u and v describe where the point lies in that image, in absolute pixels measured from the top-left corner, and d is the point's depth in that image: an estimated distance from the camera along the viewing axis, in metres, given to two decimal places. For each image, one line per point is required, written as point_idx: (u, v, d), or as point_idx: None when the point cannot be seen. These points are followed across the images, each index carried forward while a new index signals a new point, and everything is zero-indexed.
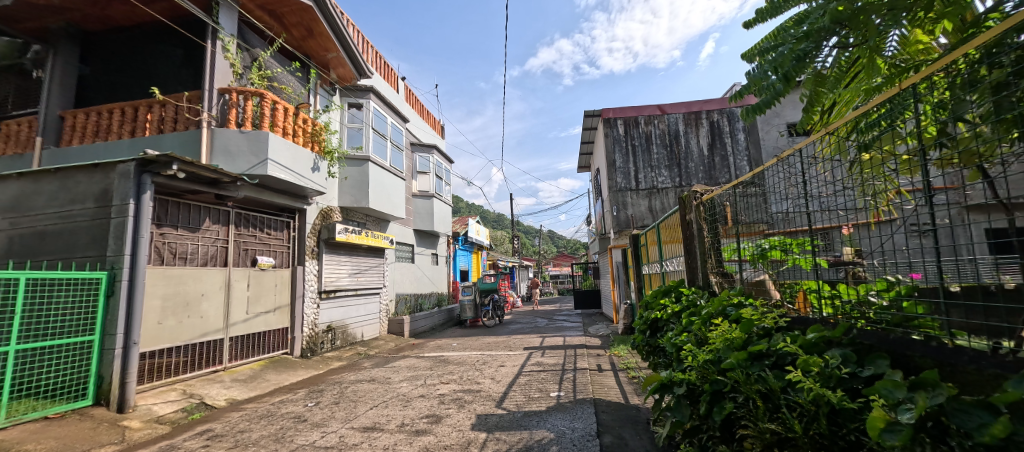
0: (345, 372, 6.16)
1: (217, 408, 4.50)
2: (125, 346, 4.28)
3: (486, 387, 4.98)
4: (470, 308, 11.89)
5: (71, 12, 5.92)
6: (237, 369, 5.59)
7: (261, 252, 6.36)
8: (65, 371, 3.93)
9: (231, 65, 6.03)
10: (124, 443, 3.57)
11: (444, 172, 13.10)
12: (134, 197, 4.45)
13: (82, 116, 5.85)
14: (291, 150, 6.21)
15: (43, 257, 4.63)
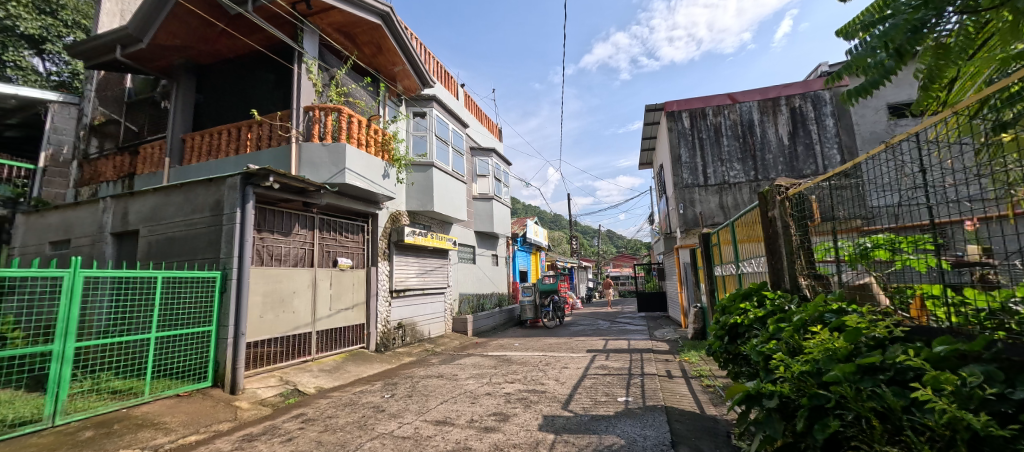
0: (415, 367, 6.52)
1: (307, 395, 5.01)
2: (235, 336, 4.93)
3: (551, 388, 4.97)
4: (531, 308, 11.97)
5: (188, 50, 7.06)
6: (323, 360, 6.16)
7: (341, 253, 6.95)
8: (190, 357, 4.63)
9: (313, 85, 6.63)
10: (236, 421, 4.11)
11: (503, 174, 13.31)
12: (240, 206, 5.11)
13: (199, 138, 6.84)
14: (365, 159, 6.72)
15: (173, 258, 5.49)
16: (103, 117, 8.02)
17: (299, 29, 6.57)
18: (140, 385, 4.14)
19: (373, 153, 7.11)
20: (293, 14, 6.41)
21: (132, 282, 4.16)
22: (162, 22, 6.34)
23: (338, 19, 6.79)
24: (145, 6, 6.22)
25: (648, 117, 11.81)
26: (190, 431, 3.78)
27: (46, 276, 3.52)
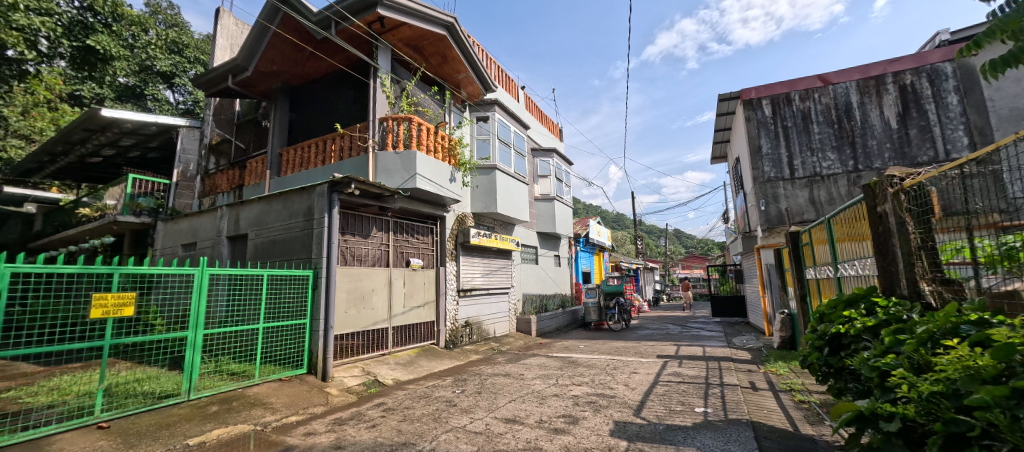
0: (482, 365, 6.71)
1: (386, 386, 5.40)
2: (325, 329, 5.45)
3: (621, 393, 4.80)
4: (594, 310, 11.79)
5: (283, 74, 7.99)
6: (398, 354, 6.59)
7: (413, 254, 7.36)
8: (290, 346, 5.21)
9: (386, 97, 7.14)
10: (328, 405, 4.56)
11: (564, 174, 13.19)
12: (328, 212, 5.66)
13: (292, 151, 7.67)
14: (433, 165, 7.06)
15: (274, 259, 6.23)
16: (218, 137, 9.35)
17: (374, 46, 7.11)
18: (252, 369, 4.75)
19: (441, 159, 7.45)
20: (369, 33, 6.94)
21: (244, 279, 4.80)
22: (262, 50, 7.29)
23: (408, 34, 7.21)
24: (251, 37, 7.24)
25: (721, 107, 10.87)
26: (292, 412, 4.27)
27: (181, 273, 4.21)
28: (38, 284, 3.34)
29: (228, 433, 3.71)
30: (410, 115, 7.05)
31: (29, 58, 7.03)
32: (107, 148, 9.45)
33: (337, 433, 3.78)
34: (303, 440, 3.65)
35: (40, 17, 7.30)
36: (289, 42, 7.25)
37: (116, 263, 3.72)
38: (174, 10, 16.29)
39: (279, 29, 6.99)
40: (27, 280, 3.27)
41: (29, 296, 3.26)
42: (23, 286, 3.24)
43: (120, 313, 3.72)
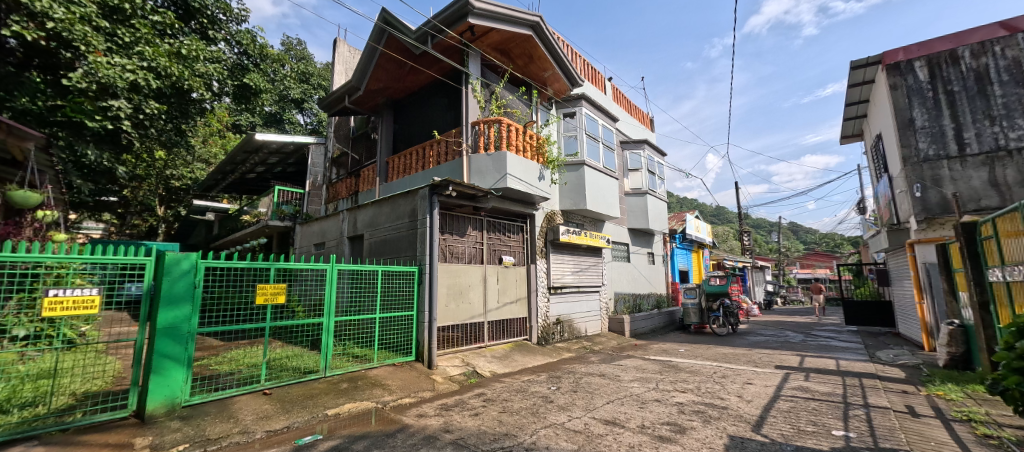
0: (575, 363, 6.65)
1: (484, 377, 5.68)
2: (429, 321, 5.93)
3: (734, 405, 4.34)
4: (695, 312, 10.86)
5: (388, 90, 8.86)
6: (494, 348, 6.85)
7: (506, 252, 7.58)
8: (400, 335, 5.79)
9: (477, 102, 7.50)
10: (435, 391, 4.97)
11: (658, 166, 12.38)
12: (429, 213, 6.14)
13: (397, 159, 8.45)
14: (523, 164, 7.18)
15: (385, 256, 6.96)
16: (338, 151, 10.74)
17: (466, 54, 7.50)
18: (371, 354, 5.38)
19: (529, 158, 7.55)
20: (461, 42, 7.32)
21: (363, 274, 5.47)
22: (370, 70, 8.17)
23: (496, 38, 7.43)
24: (362, 60, 8.16)
25: (850, 78, 9.11)
26: (405, 394, 4.74)
27: (317, 268, 4.95)
28: (221, 275, 4.21)
29: (356, 408, 4.28)
30: (499, 117, 7.26)
31: (207, 98, 8.83)
32: (260, 165, 11.44)
33: (445, 418, 4.08)
34: (416, 420, 4.03)
35: (212, 64, 9.11)
36: (392, 60, 8.00)
37: (270, 259, 4.53)
38: (301, 46, 19.12)
39: (384, 49, 7.77)
40: (214, 272, 4.16)
41: (215, 284, 4.16)
42: (212, 277, 4.12)
43: (275, 301, 4.52)
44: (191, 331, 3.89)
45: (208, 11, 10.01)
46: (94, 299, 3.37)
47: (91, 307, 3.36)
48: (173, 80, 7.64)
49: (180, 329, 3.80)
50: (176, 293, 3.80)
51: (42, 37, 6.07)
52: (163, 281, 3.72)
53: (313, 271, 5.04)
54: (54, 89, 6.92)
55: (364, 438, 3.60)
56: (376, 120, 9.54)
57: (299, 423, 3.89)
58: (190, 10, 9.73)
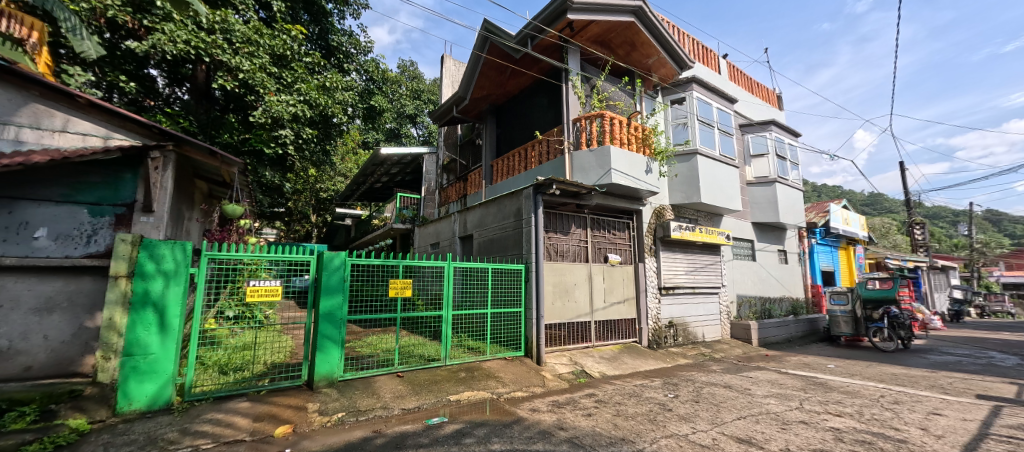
0: (693, 371, 6.10)
1: (594, 378, 5.57)
2: (537, 318, 6.04)
3: (917, 439, 3.49)
4: (846, 322, 9.10)
5: (490, 96, 9.25)
6: (602, 348, 6.67)
7: (611, 250, 7.32)
8: (510, 330, 6.02)
9: (578, 98, 7.40)
10: (545, 387, 5.04)
11: (789, 149, 10.67)
12: (534, 212, 6.25)
13: (501, 162, 8.74)
14: (628, 157, 6.84)
15: (494, 255, 7.27)
16: (446, 158, 11.60)
17: (565, 50, 7.43)
18: (484, 346, 5.71)
19: (635, 150, 7.17)
20: (561, 39, 7.29)
21: (475, 271, 5.81)
22: (475, 79, 8.62)
23: (596, 31, 7.22)
24: (468, 70, 8.64)
25: None
26: (517, 387, 4.91)
27: (436, 265, 5.42)
28: (360, 270, 4.89)
29: (474, 396, 4.57)
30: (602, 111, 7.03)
31: (344, 121, 10.32)
32: (384, 176, 12.96)
33: (558, 415, 4.11)
34: (530, 414, 4.14)
35: (347, 92, 10.61)
36: (495, 67, 8.34)
37: (398, 257, 5.10)
38: (414, 66, 21.09)
39: (487, 56, 8.14)
40: (357, 268, 4.84)
41: (357, 278, 4.87)
42: (354, 271, 4.81)
43: (403, 294, 5.09)
44: (344, 317, 4.60)
45: (343, 47, 11.80)
46: (275, 288, 4.26)
47: (274, 294, 4.26)
48: (321, 108, 9.14)
49: (335, 315, 4.52)
50: (331, 285, 4.54)
51: (235, 85, 7.82)
52: (322, 275, 4.48)
53: (432, 268, 5.53)
54: (243, 125, 8.84)
55: (484, 426, 3.83)
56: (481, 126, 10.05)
57: (427, 404, 4.32)
58: (330, 48, 11.56)
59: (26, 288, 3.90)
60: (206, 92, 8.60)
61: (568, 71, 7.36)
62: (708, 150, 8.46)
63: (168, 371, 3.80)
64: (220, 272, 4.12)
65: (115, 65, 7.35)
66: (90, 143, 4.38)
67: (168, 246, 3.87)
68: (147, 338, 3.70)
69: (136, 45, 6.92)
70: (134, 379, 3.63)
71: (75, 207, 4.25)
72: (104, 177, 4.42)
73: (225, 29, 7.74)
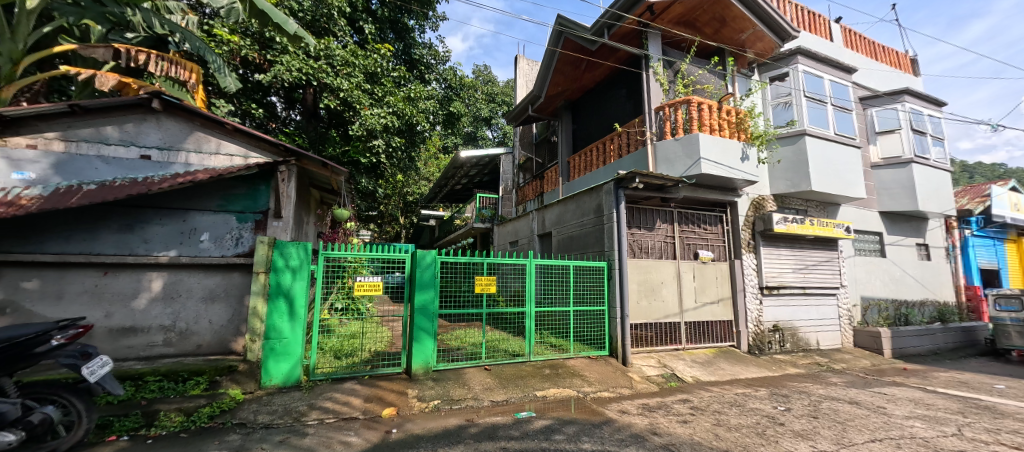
0: (807, 382, 5.38)
1: (686, 382, 5.20)
2: (622, 317, 5.84)
3: None
4: (1017, 334, 7.42)
5: (565, 92, 9.12)
6: (693, 352, 6.22)
7: (702, 246, 6.78)
8: (594, 328, 5.90)
9: (660, 85, 6.95)
10: (633, 389, 4.84)
11: (931, 122, 8.87)
12: (616, 207, 6.01)
13: (578, 158, 8.57)
14: (720, 144, 6.25)
15: (573, 252, 7.16)
16: (521, 157, 11.73)
17: (645, 35, 7.03)
18: (566, 344, 5.67)
19: (728, 136, 6.53)
20: (640, 24, 6.92)
21: (556, 268, 5.80)
22: (550, 75, 8.54)
23: (679, 11, 6.73)
24: (543, 68, 8.58)
25: None
26: (603, 388, 4.78)
27: (517, 262, 5.52)
28: (447, 267, 5.15)
29: (559, 394, 4.56)
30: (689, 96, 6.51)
31: (426, 128, 10.98)
32: (464, 178, 13.54)
33: (650, 419, 3.93)
34: (620, 416, 4.01)
35: (429, 101, 11.30)
36: (570, 61, 8.20)
37: (480, 255, 5.28)
38: (487, 69, 21.71)
39: (562, 51, 7.99)
40: (446, 264, 5.13)
41: (446, 273, 5.16)
42: (443, 268, 5.09)
43: (487, 291, 5.26)
44: (436, 311, 4.92)
45: (424, 59, 12.62)
46: (377, 284, 4.71)
47: (375, 289, 4.71)
48: (407, 118, 9.87)
49: (429, 308, 4.85)
50: (424, 280, 4.87)
51: (336, 103, 8.79)
52: (416, 270, 4.83)
53: (513, 265, 5.63)
54: (342, 138, 9.88)
55: (573, 424, 3.81)
56: (556, 123, 9.91)
57: (515, 398, 4.42)
58: (412, 61, 12.50)
59: (194, 283, 4.81)
60: (313, 112, 9.83)
61: (648, 57, 6.96)
62: (820, 130, 7.37)
63: (297, 353, 4.42)
64: (332, 269, 4.66)
65: (247, 96, 8.72)
66: (234, 162, 5.23)
67: (293, 246, 4.48)
68: (281, 325, 4.33)
69: (263, 77, 8.13)
70: (273, 358, 4.30)
71: (226, 215, 5.11)
72: (246, 189, 5.26)
73: (328, 54, 8.76)
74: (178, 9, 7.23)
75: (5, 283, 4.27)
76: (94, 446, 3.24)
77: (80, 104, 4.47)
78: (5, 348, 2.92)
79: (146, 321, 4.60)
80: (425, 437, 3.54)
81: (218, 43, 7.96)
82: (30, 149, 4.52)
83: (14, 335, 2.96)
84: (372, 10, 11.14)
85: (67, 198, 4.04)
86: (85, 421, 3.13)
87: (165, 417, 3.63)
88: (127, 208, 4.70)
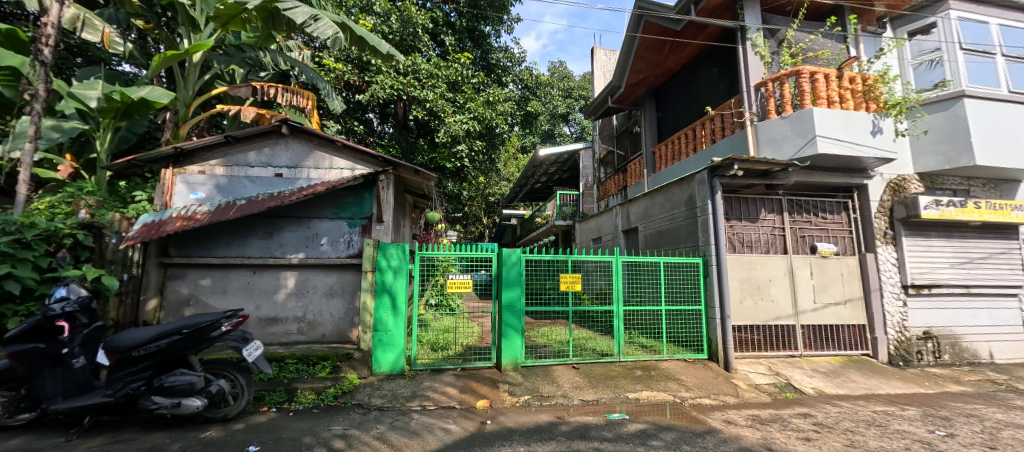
0: (974, 403, 4.41)
1: (805, 393, 4.58)
2: (722, 318, 5.34)
3: None
4: None
5: (648, 79, 8.63)
6: (814, 360, 5.48)
7: (821, 238, 5.95)
8: (690, 329, 5.50)
9: (761, 58, 6.25)
10: (739, 398, 4.38)
11: None
12: (710, 198, 5.52)
13: (664, 147, 8.06)
14: (843, 118, 5.39)
15: (663, 248, 6.75)
16: (602, 150, 11.34)
17: (739, 6, 6.40)
18: (659, 346, 5.37)
19: (851, 108, 5.62)
20: None
21: (645, 265, 5.51)
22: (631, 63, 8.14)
23: None
24: (622, 56, 8.20)
25: None
26: (703, 394, 4.41)
27: (603, 260, 5.36)
28: (532, 266, 5.16)
29: (653, 397, 4.31)
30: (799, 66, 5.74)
31: (506, 130, 11.20)
32: (543, 176, 13.56)
33: (762, 433, 3.53)
34: (725, 426, 3.69)
35: (507, 103, 11.53)
36: (652, 46, 7.74)
37: (564, 252, 5.22)
38: (563, 65, 21.44)
39: (644, 36, 7.57)
40: (531, 262, 5.16)
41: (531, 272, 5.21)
42: (528, 267, 5.13)
43: (573, 289, 5.19)
44: (523, 308, 4.99)
45: (501, 62, 12.87)
46: (465, 282, 4.92)
47: (464, 286, 4.93)
48: (487, 122, 10.16)
49: (515, 306, 4.94)
50: (510, 278, 4.96)
51: (423, 113, 9.39)
52: (502, 269, 4.96)
53: (598, 263, 5.49)
54: (430, 146, 10.53)
55: (671, 430, 3.58)
56: (638, 113, 9.41)
57: (605, 399, 4.29)
58: (490, 66, 12.81)
59: (315, 283, 5.47)
60: (404, 124, 10.60)
61: (745, 29, 6.30)
62: (983, 89, 5.99)
63: (399, 345, 4.77)
64: (424, 268, 4.97)
65: (350, 115, 9.72)
66: (344, 173, 5.81)
67: (394, 248, 4.86)
68: (386, 319, 4.74)
69: (362, 97, 9.03)
70: (380, 348, 4.72)
71: (338, 222, 5.70)
72: (355, 197, 5.78)
73: (415, 69, 9.39)
74: (296, 46, 8.31)
75: (189, 281, 5.28)
76: (251, 414, 3.85)
77: (231, 135, 5.36)
78: (193, 333, 3.50)
79: (284, 312, 5.36)
80: (518, 431, 3.60)
81: (327, 72, 9.01)
82: (200, 174, 5.52)
83: (198, 323, 3.53)
84: (451, 22, 11.72)
85: (226, 211, 4.88)
86: (246, 393, 3.73)
87: (302, 394, 4.19)
88: (266, 218, 5.49)
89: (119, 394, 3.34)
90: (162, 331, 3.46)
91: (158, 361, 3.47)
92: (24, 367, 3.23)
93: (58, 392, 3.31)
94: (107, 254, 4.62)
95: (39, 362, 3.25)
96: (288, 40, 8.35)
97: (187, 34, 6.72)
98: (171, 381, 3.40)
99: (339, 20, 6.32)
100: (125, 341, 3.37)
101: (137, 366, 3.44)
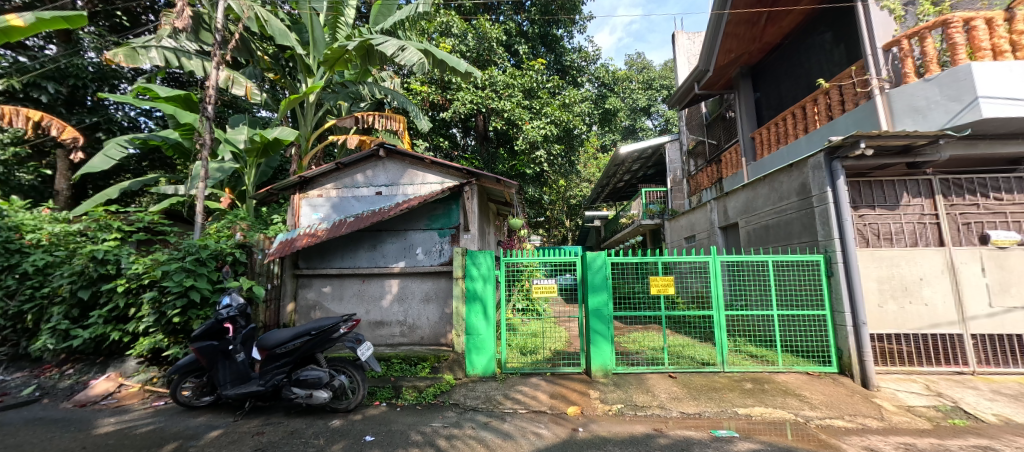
0: None
1: (979, 419, 3.71)
2: (855, 324, 4.57)
3: None
4: None
5: (743, 57, 7.86)
6: (993, 379, 4.46)
7: (993, 224, 4.86)
8: (811, 337, 4.83)
9: (890, 12, 5.35)
10: (885, 422, 3.68)
11: None
12: (830, 185, 4.80)
13: (766, 131, 7.25)
14: (1016, 71, 4.34)
15: (771, 245, 6.05)
16: (691, 142, 10.56)
17: None
18: (773, 356, 4.80)
19: None
20: None
21: (752, 264, 4.97)
22: (720, 47, 7.43)
23: None
24: (707, 39, 7.47)
25: None
26: (836, 415, 3.79)
27: (701, 260, 4.95)
28: (622, 270, 4.93)
29: (771, 415, 3.82)
30: (945, 15, 4.75)
31: (585, 131, 11.01)
32: (626, 174, 13.05)
33: None
34: None
35: (585, 103, 11.33)
36: (745, 20, 7.06)
37: (656, 254, 4.92)
38: (641, 56, 20.49)
39: (734, 11, 6.87)
40: (619, 265, 4.95)
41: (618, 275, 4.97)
42: (617, 270, 4.91)
43: (667, 293, 4.87)
44: (611, 313, 4.78)
45: (575, 63, 12.72)
46: (552, 286, 4.90)
47: (550, 291, 4.91)
48: (566, 124, 10.09)
49: (603, 311, 4.77)
50: (595, 283, 4.82)
51: (502, 123, 9.63)
52: (587, 273, 4.83)
53: (695, 264, 5.09)
54: (510, 154, 10.77)
55: None
56: (731, 96, 8.54)
57: (710, 413, 3.90)
58: (565, 69, 12.71)
59: (414, 290, 5.83)
60: (485, 135, 10.94)
61: None
62: None
63: (490, 348, 4.87)
64: (511, 273, 5.03)
65: (437, 132, 10.33)
66: (434, 187, 6.11)
67: (483, 255, 4.97)
68: (477, 323, 4.87)
69: (446, 114, 9.55)
70: (474, 353, 4.86)
71: (431, 232, 6.02)
72: (444, 208, 6.07)
73: (493, 82, 9.66)
74: (388, 75, 8.99)
75: (314, 289, 5.97)
76: (366, 407, 4.20)
77: (341, 160, 5.99)
78: (319, 334, 3.90)
79: (388, 316, 5.81)
80: (613, 441, 3.43)
81: (414, 95, 9.72)
82: (319, 197, 6.24)
83: (323, 325, 3.92)
84: (524, 31, 11.92)
85: (339, 227, 5.42)
86: (361, 388, 4.03)
87: (407, 391, 4.46)
88: (370, 231, 6.00)
89: (269, 383, 3.88)
90: (297, 332, 3.92)
91: (295, 358, 3.94)
92: (204, 359, 3.92)
93: (228, 381, 3.95)
94: (256, 267, 5.41)
95: (214, 355, 3.93)
96: (382, 71, 9.06)
97: (304, 79, 7.64)
98: (304, 374, 3.84)
99: (422, 46, 6.63)
100: (272, 339, 3.90)
101: (280, 361, 3.95)
